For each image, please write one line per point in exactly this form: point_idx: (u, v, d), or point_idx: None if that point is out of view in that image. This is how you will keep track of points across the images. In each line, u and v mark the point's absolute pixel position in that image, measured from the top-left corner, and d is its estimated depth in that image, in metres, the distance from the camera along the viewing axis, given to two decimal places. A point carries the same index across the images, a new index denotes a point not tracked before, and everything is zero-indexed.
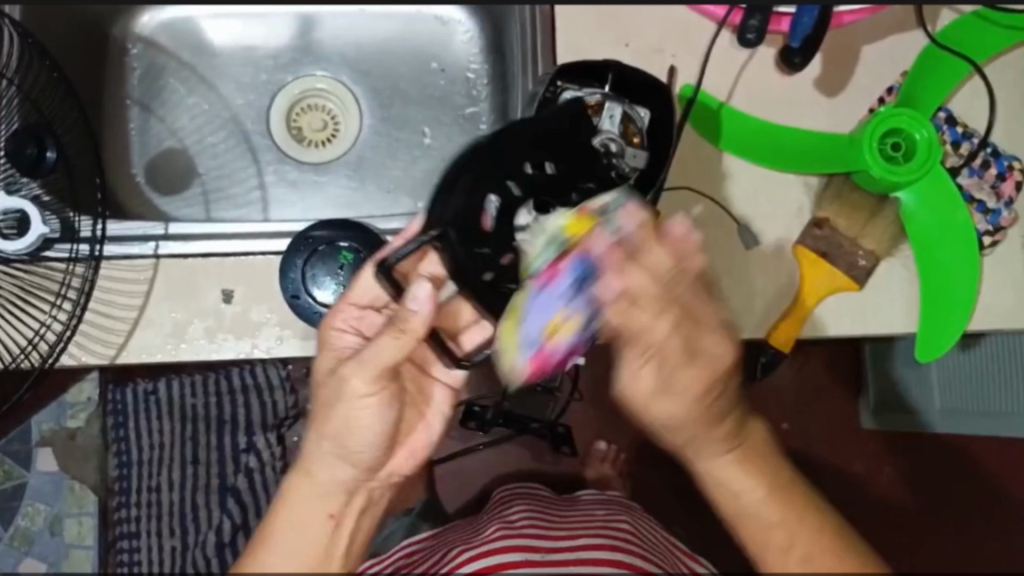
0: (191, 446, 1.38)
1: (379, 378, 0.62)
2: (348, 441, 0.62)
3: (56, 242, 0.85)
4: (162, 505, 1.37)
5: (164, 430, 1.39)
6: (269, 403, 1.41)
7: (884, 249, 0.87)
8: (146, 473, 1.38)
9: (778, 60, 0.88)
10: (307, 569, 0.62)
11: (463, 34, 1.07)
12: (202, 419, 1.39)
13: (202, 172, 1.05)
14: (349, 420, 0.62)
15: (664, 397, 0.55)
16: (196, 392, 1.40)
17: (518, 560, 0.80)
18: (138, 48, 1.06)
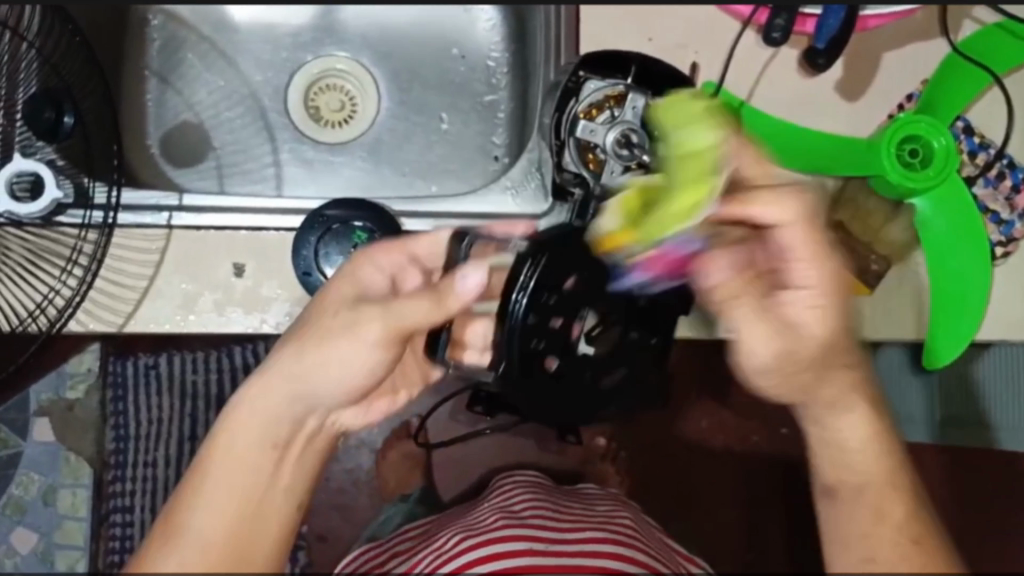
0: (190, 421, 1.41)
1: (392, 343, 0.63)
2: (318, 369, 0.63)
3: (69, 207, 0.84)
4: (157, 482, 1.41)
5: (163, 406, 1.41)
6: None
7: (896, 255, 0.87)
8: (142, 448, 1.40)
9: (800, 61, 0.88)
10: (244, 493, 0.60)
11: (485, 22, 1.07)
12: (201, 397, 1.40)
13: (217, 146, 1.06)
14: (337, 355, 0.63)
15: (784, 331, 0.60)
16: (197, 368, 1.40)
17: (523, 549, 0.80)
18: (158, 19, 1.06)
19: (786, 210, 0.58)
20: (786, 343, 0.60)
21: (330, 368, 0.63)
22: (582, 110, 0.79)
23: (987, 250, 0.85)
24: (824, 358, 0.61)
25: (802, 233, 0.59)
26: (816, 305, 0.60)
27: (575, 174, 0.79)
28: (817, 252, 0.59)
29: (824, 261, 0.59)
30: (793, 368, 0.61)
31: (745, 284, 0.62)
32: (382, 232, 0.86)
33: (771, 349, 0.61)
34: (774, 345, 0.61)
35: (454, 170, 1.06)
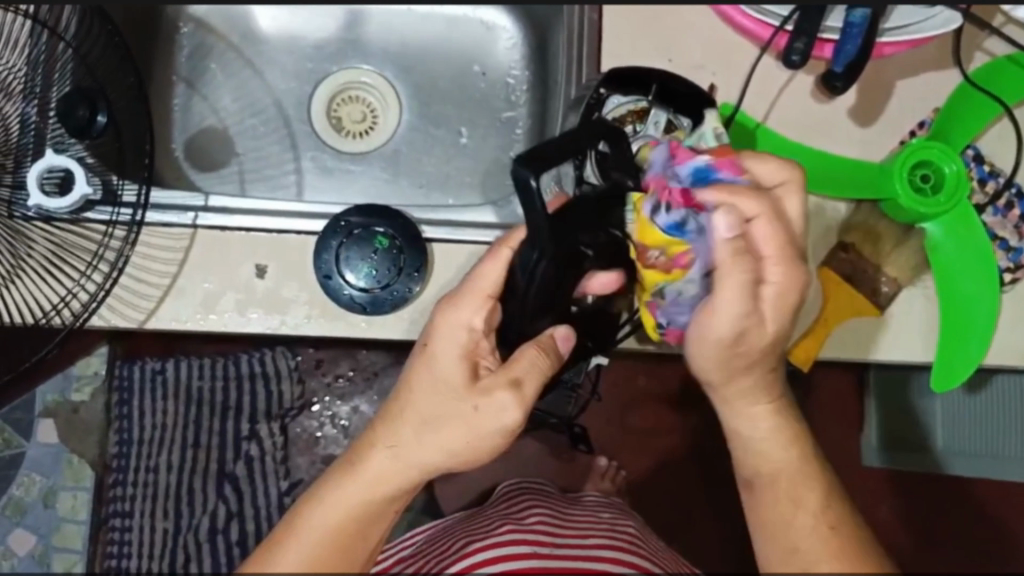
0: (194, 429, 1.39)
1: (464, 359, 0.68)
2: (432, 380, 0.68)
3: (97, 204, 0.86)
4: (160, 486, 1.37)
5: (168, 411, 1.39)
6: (275, 392, 1.42)
7: (906, 277, 0.88)
8: (146, 453, 1.38)
9: (818, 88, 0.90)
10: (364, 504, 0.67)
11: (507, 41, 1.10)
12: (207, 404, 1.40)
13: (239, 151, 1.08)
14: (437, 365, 0.68)
15: (742, 337, 0.62)
16: (204, 374, 1.41)
17: (526, 552, 0.81)
18: (188, 26, 1.08)
19: (761, 207, 0.61)
20: (745, 316, 0.61)
21: (443, 399, 0.68)
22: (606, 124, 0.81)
23: (996, 275, 0.86)
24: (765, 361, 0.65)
25: (768, 233, 0.61)
26: (780, 297, 0.62)
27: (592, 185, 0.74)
28: (785, 256, 0.62)
29: (789, 263, 0.62)
30: (739, 364, 0.64)
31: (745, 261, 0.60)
32: (403, 238, 0.87)
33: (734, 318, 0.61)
34: (744, 310, 0.61)
35: (471, 182, 1.08)
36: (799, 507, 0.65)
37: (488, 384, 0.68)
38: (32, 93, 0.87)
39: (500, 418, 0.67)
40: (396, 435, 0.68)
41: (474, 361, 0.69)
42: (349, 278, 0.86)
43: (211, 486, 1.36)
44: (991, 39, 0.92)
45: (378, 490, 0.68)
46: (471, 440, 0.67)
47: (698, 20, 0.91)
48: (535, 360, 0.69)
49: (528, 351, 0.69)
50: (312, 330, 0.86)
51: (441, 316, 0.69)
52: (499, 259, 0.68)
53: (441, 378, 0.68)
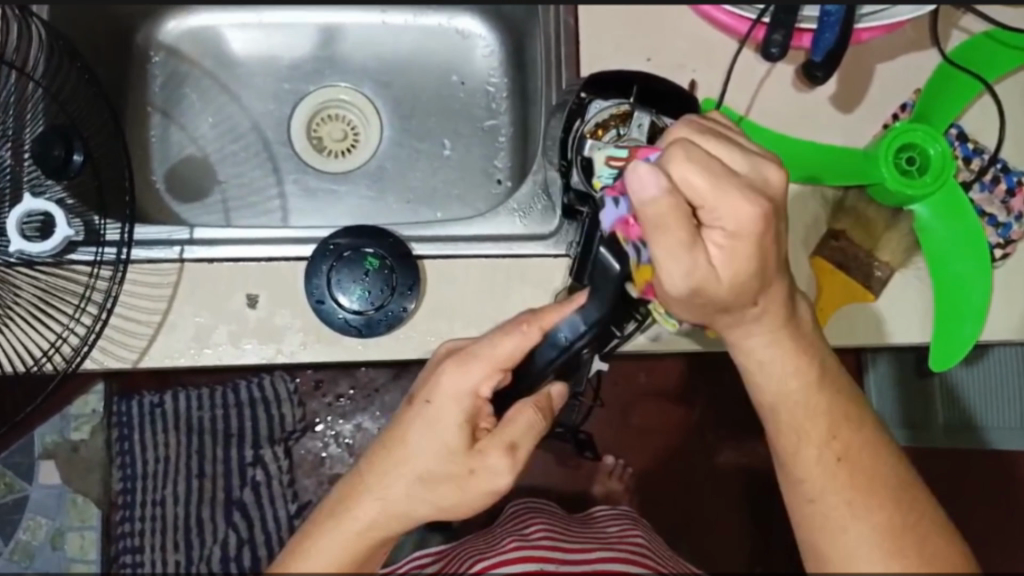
0: (197, 459, 1.38)
1: (461, 419, 0.67)
2: (428, 432, 0.67)
3: (80, 245, 0.84)
4: (167, 520, 1.36)
5: (170, 443, 1.38)
6: (276, 416, 1.41)
7: (899, 260, 0.88)
8: (151, 487, 1.37)
9: (800, 79, 0.90)
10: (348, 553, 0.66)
11: (484, 49, 1.10)
12: (208, 433, 1.39)
13: (222, 179, 1.07)
14: (434, 420, 0.67)
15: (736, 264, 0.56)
16: (203, 404, 1.40)
17: (534, 570, 0.80)
18: (160, 56, 1.08)
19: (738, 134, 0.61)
20: (761, 254, 0.57)
21: (438, 456, 0.66)
22: (588, 130, 0.78)
23: (986, 254, 0.86)
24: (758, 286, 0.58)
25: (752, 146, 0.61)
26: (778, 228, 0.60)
27: (586, 194, 0.79)
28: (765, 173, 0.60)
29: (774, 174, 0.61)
30: (732, 292, 0.57)
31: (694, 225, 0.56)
32: (394, 258, 0.87)
33: (740, 270, 0.57)
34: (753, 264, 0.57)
35: (459, 194, 1.08)
36: (806, 438, 0.63)
37: (485, 445, 0.67)
38: (5, 135, 0.85)
39: (489, 482, 0.67)
40: (387, 489, 0.67)
41: (474, 424, 0.68)
42: (343, 301, 0.85)
43: (219, 514, 1.36)
44: (966, 16, 0.92)
45: (368, 538, 0.67)
46: (463, 500, 0.67)
47: (672, 17, 0.92)
48: (533, 423, 0.68)
49: (527, 414, 0.68)
50: (308, 356, 0.86)
51: (449, 379, 0.67)
52: (527, 335, 0.66)
53: (439, 441, 0.66)
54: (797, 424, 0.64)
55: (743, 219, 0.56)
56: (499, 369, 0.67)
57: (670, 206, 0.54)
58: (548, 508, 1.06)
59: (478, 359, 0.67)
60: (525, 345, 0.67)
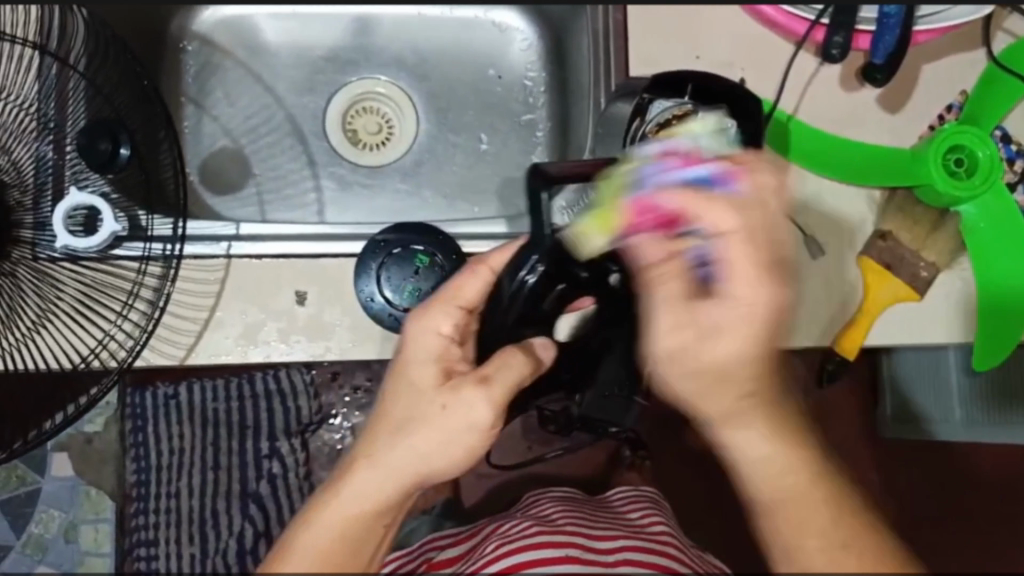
0: (212, 451, 1.36)
1: (438, 369, 0.65)
2: (406, 385, 0.64)
3: (126, 240, 0.82)
4: (181, 513, 1.34)
5: (184, 435, 1.36)
6: (293, 409, 1.38)
7: (944, 261, 0.88)
8: (164, 479, 1.35)
9: (858, 71, 0.91)
10: (348, 529, 0.62)
11: (521, 43, 1.09)
12: (224, 425, 1.37)
13: (257, 172, 1.06)
14: (406, 373, 0.65)
15: (713, 339, 0.52)
16: (218, 396, 1.37)
17: (560, 557, 0.77)
18: (194, 46, 1.06)
19: (732, 218, 0.51)
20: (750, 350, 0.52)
21: (414, 401, 0.64)
22: (650, 130, 0.77)
23: None
24: (736, 377, 0.52)
25: (740, 245, 0.51)
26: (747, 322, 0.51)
27: None
28: (749, 275, 0.51)
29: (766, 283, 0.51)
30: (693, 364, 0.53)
31: (761, 235, 0.52)
32: (445, 255, 0.85)
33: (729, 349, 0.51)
34: (770, 307, 0.51)
35: (494, 190, 1.07)
36: (808, 531, 0.52)
37: (459, 381, 0.64)
38: (47, 129, 0.81)
39: (469, 417, 0.63)
40: (376, 451, 0.63)
41: (448, 366, 0.65)
42: (392, 299, 0.84)
43: (234, 506, 1.35)
44: (1012, 16, 0.92)
45: (359, 513, 0.62)
46: (448, 456, 0.63)
47: (720, 15, 0.92)
48: (513, 361, 0.65)
49: (505, 354, 0.65)
50: (358, 353, 0.85)
51: (411, 324, 0.66)
52: (479, 276, 0.67)
53: (415, 390, 0.64)
54: (791, 515, 0.53)
55: (745, 282, 0.51)
56: (462, 311, 0.67)
57: (737, 253, 0.51)
58: (568, 494, 1.02)
59: (443, 302, 0.66)
60: (489, 286, 0.68)
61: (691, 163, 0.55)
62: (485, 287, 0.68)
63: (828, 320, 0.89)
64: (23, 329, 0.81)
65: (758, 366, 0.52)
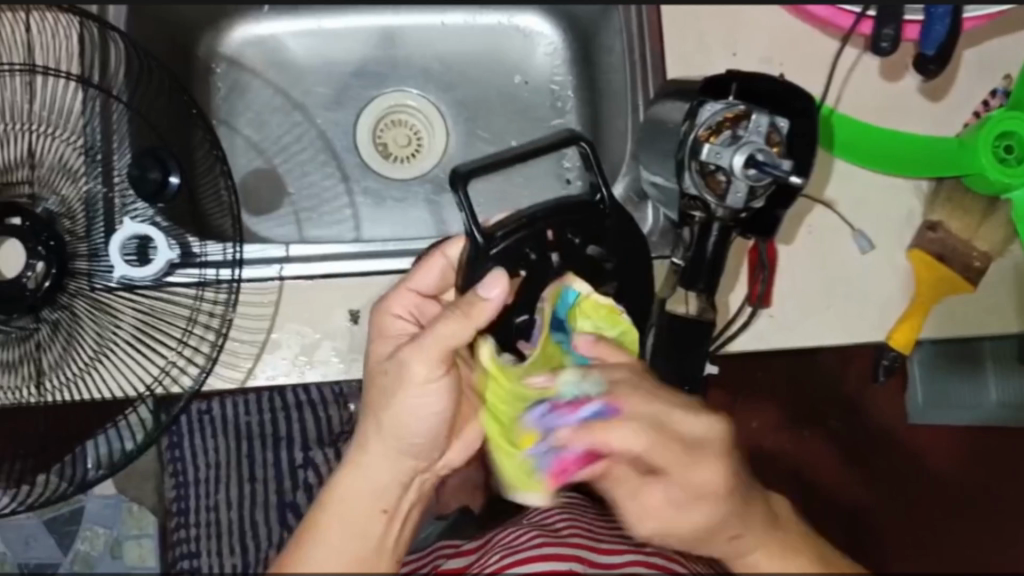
0: (248, 462, 1.26)
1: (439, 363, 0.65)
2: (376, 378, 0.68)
3: (179, 267, 0.83)
4: (222, 525, 1.25)
5: (219, 450, 1.26)
6: (324, 418, 1.26)
7: (996, 250, 0.89)
8: (203, 493, 1.27)
9: (912, 64, 0.90)
10: (361, 533, 0.66)
11: (547, 46, 1.07)
12: (258, 437, 1.26)
13: (292, 190, 1.04)
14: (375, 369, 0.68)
15: (685, 512, 0.57)
16: (250, 409, 1.26)
17: (563, 571, 0.69)
18: (222, 67, 1.05)
19: (637, 444, 0.54)
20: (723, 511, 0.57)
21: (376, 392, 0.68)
22: (700, 134, 0.75)
23: None
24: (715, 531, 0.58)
25: (659, 450, 0.54)
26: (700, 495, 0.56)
27: (695, 198, 0.76)
28: (678, 456, 0.55)
29: (701, 458, 0.56)
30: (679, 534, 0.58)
31: (660, 442, 0.54)
32: None
33: (698, 515, 0.57)
34: (717, 466, 0.56)
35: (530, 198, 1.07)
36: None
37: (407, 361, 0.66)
38: (95, 161, 0.82)
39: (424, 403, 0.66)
40: (364, 451, 0.68)
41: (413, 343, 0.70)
42: None
43: (273, 517, 1.25)
44: None
45: (355, 507, 0.67)
46: (427, 435, 0.68)
47: (753, 14, 0.91)
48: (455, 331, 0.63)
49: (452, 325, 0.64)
50: None
51: (379, 308, 0.72)
52: (435, 264, 0.72)
53: (386, 377, 0.67)
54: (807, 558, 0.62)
55: (701, 473, 0.56)
56: (417, 295, 0.72)
57: (661, 455, 0.55)
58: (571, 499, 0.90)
59: (406, 292, 0.72)
60: (447, 274, 0.72)
61: (579, 408, 0.55)
62: (443, 274, 0.72)
63: (880, 312, 0.89)
64: (83, 361, 0.82)
65: (730, 519, 0.58)
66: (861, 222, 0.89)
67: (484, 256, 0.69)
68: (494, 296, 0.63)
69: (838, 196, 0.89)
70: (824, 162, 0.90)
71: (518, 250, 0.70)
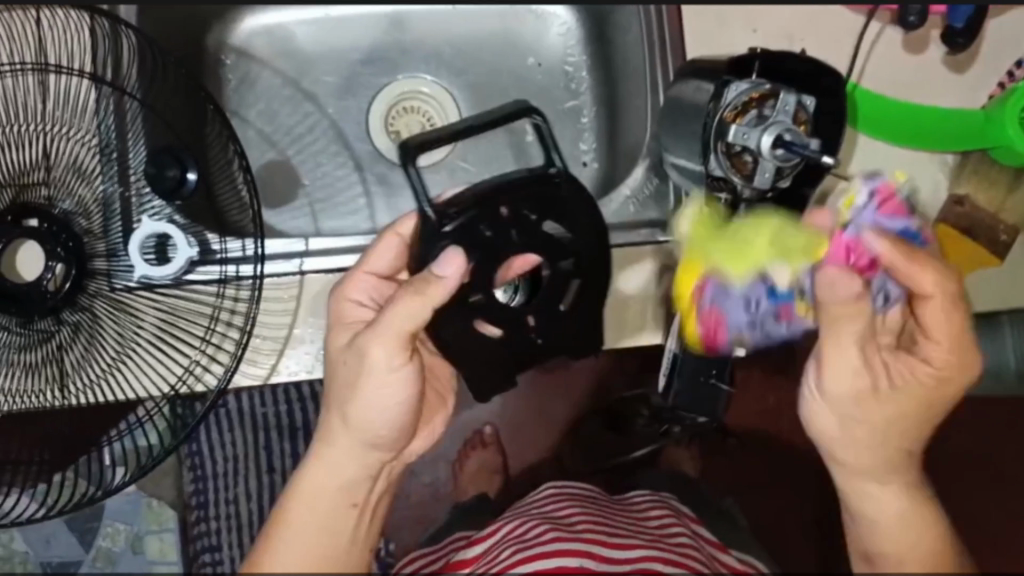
0: (266, 454, 1.23)
1: (400, 346, 0.64)
2: (343, 366, 0.68)
3: (199, 265, 0.83)
4: (242, 518, 1.23)
5: (236, 442, 1.22)
6: None
7: (1022, 223, 0.88)
8: (223, 486, 1.23)
9: (939, 37, 0.89)
10: (324, 529, 0.65)
11: (559, 27, 1.05)
12: (274, 428, 1.22)
13: (306, 181, 1.02)
14: (338, 359, 0.68)
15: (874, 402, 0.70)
16: (265, 401, 1.22)
17: (574, 568, 0.70)
18: (231, 58, 1.03)
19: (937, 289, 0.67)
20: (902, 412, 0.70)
21: (341, 378, 0.67)
22: (726, 115, 0.74)
23: None
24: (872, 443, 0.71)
25: (938, 309, 0.68)
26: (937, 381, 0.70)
27: (721, 179, 0.76)
28: (954, 329, 0.69)
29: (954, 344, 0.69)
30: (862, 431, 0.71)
31: (956, 308, 0.69)
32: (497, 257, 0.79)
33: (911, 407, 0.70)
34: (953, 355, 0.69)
35: None
36: None
37: (365, 343, 0.65)
38: (110, 158, 0.81)
39: (381, 390, 0.65)
40: (326, 445, 0.67)
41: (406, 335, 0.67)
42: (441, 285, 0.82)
43: None
44: None
45: (318, 504, 0.66)
46: (389, 427, 0.67)
47: None
48: (411, 307, 0.63)
49: (405, 299, 0.64)
50: None
51: (336, 295, 0.74)
52: (391, 244, 0.74)
53: (347, 368, 0.66)
54: None
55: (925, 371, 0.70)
56: (372, 278, 0.74)
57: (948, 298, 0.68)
58: (578, 492, 0.90)
59: (366, 275, 0.74)
60: (399, 253, 0.74)
61: (892, 214, 0.71)
62: (398, 251, 0.75)
63: None
64: (106, 363, 0.81)
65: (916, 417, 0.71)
66: None
67: (438, 233, 0.73)
68: (450, 274, 0.64)
69: (862, 172, 0.88)
70: (848, 138, 0.88)
71: (471, 229, 0.73)
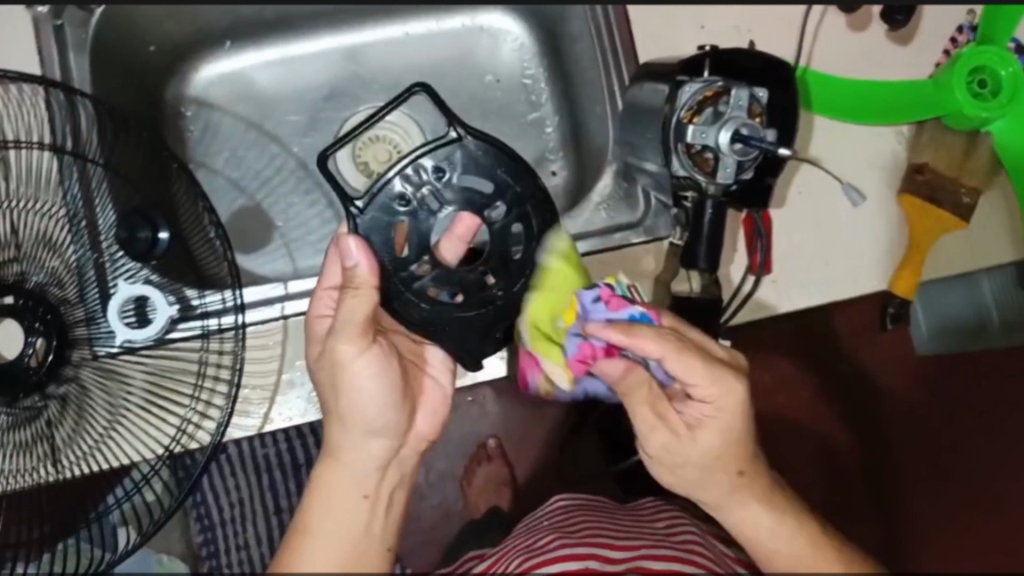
0: (271, 495, 1.22)
1: (362, 335, 0.66)
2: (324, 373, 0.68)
3: (180, 321, 0.83)
4: (255, 562, 1.23)
5: (240, 486, 1.22)
6: None
7: (983, 183, 0.90)
8: (232, 532, 1.22)
9: (881, 12, 0.90)
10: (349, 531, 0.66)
11: (512, 42, 1.06)
12: (276, 468, 1.21)
13: (280, 223, 1.02)
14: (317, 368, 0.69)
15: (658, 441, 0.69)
16: (264, 442, 1.21)
17: (580, 570, 0.70)
18: (192, 109, 1.04)
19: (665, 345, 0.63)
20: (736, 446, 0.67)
21: (328, 381, 0.68)
22: (683, 116, 0.75)
23: None
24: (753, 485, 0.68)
25: (678, 360, 0.64)
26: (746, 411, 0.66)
27: (686, 178, 0.77)
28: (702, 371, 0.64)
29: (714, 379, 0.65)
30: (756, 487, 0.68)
31: (680, 350, 0.64)
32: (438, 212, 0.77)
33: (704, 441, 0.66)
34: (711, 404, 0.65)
35: None
36: None
37: (334, 343, 0.67)
38: (78, 227, 0.80)
39: (359, 382, 0.67)
40: (338, 451, 0.68)
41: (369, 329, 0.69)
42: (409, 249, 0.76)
43: None
44: None
45: (339, 509, 0.67)
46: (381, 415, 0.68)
47: None
48: (357, 298, 0.66)
49: (346, 298, 0.67)
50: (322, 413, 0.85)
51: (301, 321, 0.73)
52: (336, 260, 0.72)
53: (326, 373, 0.69)
54: None
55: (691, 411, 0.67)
56: (331, 293, 0.73)
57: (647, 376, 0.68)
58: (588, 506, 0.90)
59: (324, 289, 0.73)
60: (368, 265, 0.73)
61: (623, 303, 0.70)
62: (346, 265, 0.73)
63: (880, 259, 0.90)
64: (97, 433, 0.81)
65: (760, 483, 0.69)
66: (848, 175, 0.90)
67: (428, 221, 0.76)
68: (361, 261, 0.67)
69: (822, 152, 0.90)
70: (805, 121, 0.90)
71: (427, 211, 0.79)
